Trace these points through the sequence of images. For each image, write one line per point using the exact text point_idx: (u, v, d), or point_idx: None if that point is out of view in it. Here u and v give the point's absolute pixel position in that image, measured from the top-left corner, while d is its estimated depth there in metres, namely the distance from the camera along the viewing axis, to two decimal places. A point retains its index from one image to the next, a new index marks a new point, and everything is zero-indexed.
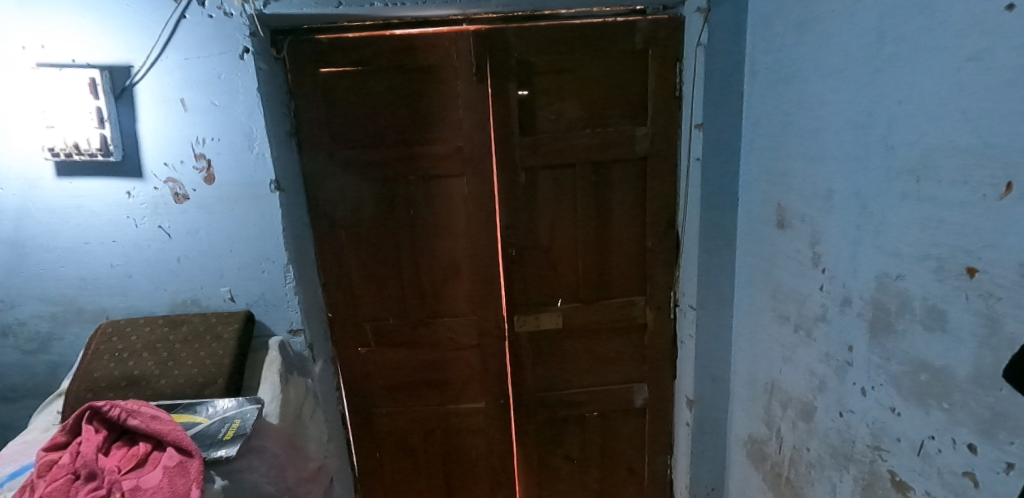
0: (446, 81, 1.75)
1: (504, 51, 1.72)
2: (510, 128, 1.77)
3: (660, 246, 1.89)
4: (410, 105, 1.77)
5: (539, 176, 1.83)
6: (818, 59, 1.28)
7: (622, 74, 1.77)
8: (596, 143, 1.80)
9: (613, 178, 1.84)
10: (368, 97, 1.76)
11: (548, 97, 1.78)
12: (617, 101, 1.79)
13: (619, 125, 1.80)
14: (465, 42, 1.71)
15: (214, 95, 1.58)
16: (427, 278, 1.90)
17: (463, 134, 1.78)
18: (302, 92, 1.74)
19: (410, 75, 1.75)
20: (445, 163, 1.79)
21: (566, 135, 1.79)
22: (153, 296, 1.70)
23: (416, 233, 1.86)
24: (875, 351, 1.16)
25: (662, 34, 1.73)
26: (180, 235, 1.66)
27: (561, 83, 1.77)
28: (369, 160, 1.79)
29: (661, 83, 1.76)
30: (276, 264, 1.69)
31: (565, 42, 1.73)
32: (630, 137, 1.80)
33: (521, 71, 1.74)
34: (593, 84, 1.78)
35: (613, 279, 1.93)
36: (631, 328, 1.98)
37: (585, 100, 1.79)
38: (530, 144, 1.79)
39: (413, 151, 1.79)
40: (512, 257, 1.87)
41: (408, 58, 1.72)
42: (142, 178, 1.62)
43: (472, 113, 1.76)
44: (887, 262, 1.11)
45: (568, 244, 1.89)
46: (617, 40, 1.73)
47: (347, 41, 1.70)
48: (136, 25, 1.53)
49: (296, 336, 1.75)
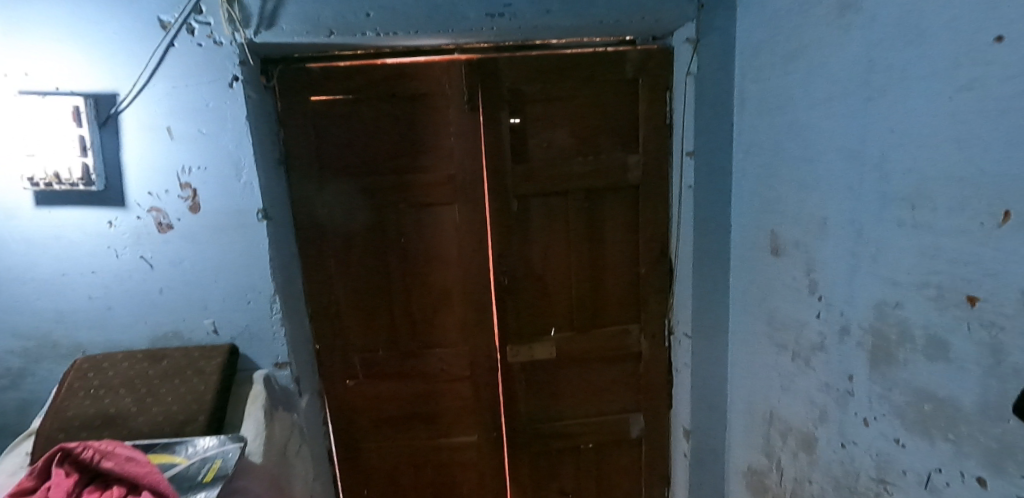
0: (438, 110, 1.75)
1: (495, 80, 1.72)
2: (502, 157, 1.76)
3: (653, 273, 1.87)
4: (401, 134, 1.75)
5: (531, 204, 1.81)
6: (808, 89, 1.29)
7: (612, 103, 1.78)
8: (588, 171, 1.79)
9: (605, 206, 1.83)
10: (358, 126, 1.75)
11: (540, 126, 1.78)
12: (608, 129, 1.80)
13: (610, 153, 1.80)
14: (457, 71, 1.71)
15: (201, 123, 1.56)
16: (417, 308, 1.85)
17: (455, 162, 1.76)
18: (291, 120, 1.72)
19: (401, 103, 1.74)
20: (436, 191, 1.77)
21: (558, 163, 1.78)
22: (133, 330, 1.65)
23: (406, 262, 1.82)
24: (877, 380, 1.14)
25: (652, 63, 1.75)
26: (162, 265, 1.62)
27: (552, 111, 1.77)
28: (358, 188, 1.77)
29: (652, 111, 1.77)
30: (262, 294, 1.65)
31: (556, 72, 1.73)
32: (622, 165, 1.80)
33: (513, 99, 1.74)
34: (585, 112, 1.78)
35: (606, 307, 1.90)
36: (626, 357, 1.94)
37: (576, 129, 1.79)
38: (521, 172, 1.78)
39: (404, 179, 1.77)
40: (505, 286, 1.84)
41: (400, 87, 1.72)
42: (124, 207, 1.58)
43: (464, 141, 1.75)
44: (886, 290, 1.10)
45: (561, 272, 1.87)
46: (608, 69, 1.74)
47: (338, 70, 1.70)
48: (123, 53, 1.51)
49: (282, 369, 1.69)
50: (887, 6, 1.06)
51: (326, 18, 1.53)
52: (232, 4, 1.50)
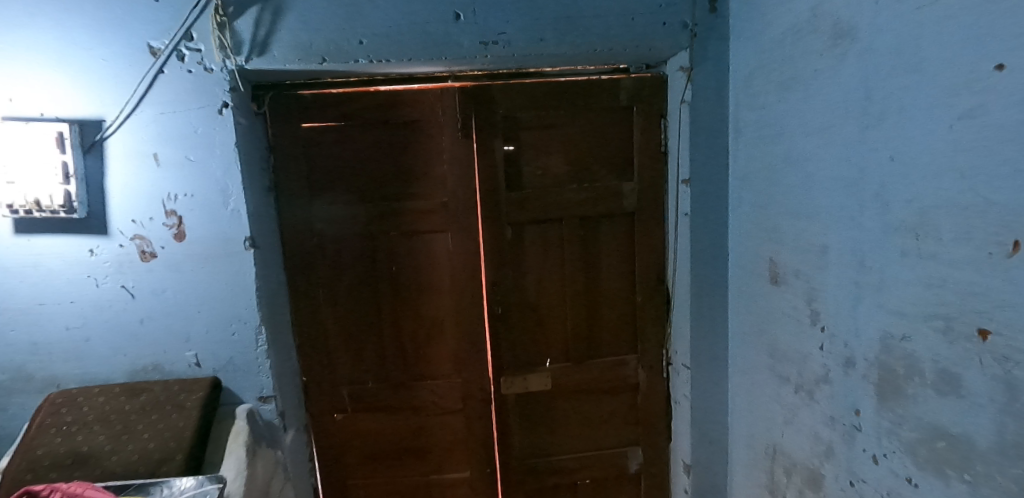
0: (431, 137, 1.73)
1: (489, 107, 1.70)
2: (496, 184, 1.73)
3: (650, 302, 1.84)
4: (393, 161, 1.73)
5: (525, 232, 1.78)
6: (805, 117, 1.28)
7: (607, 130, 1.77)
8: (583, 198, 1.77)
9: (601, 234, 1.81)
10: (349, 153, 1.72)
11: (534, 153, 1.76)
12: (603, 157, 1.78)
13: (605, 181, 1.79)
14: (451, 98, 1.70)
15: (189, 150, 1.52)
16: (408, 339, 1.80)
17: (448, 189, 1.73)
18: (282, 146, 1.69)
19: (394, 130, 1.72)
20: (429, 219, 1.74)
21: (552, 190, 1.76)
22: (112, 362, 1.59)
23: (397, 291, 1.78)
24: (885, 415, 1.10)
25: (646, 91, 1.74)
26: (144, 295, 1.57)
27: (546, 139, 1.76)
28: (349, 216, 1.73)
29: (646, 139, 1.76)
30: (248, 325, 1.59)
31: (550, 99, 1.73)
32: (617, 192, 1.78)
33: (507, 126, 1.73)
34: (579, 140, 1.77)
35: (603, 337, 1.86)
36: (623, 388, 1.89)
37: (571, 156, 1.77)
38: (516, 199, 1.75)
39: (396, 206, 1.73)
40: (499, 315, 1.80)
41: (392, 114, 1.70)
42: (107, 235, 1.53)
43: (457, 168, 1.72)
44: (891, 322, 1.07)
45: (556, 302, 1.83)
46: (602, 97, 1.74)
47: (330, 97, 1.68)
48: (110, 79, 1.48)
49: (266, 403, 1.63)
50: (884, 34, 1.05)
51: (318, 45, 1.52)
52: (223, 31, 1.48)
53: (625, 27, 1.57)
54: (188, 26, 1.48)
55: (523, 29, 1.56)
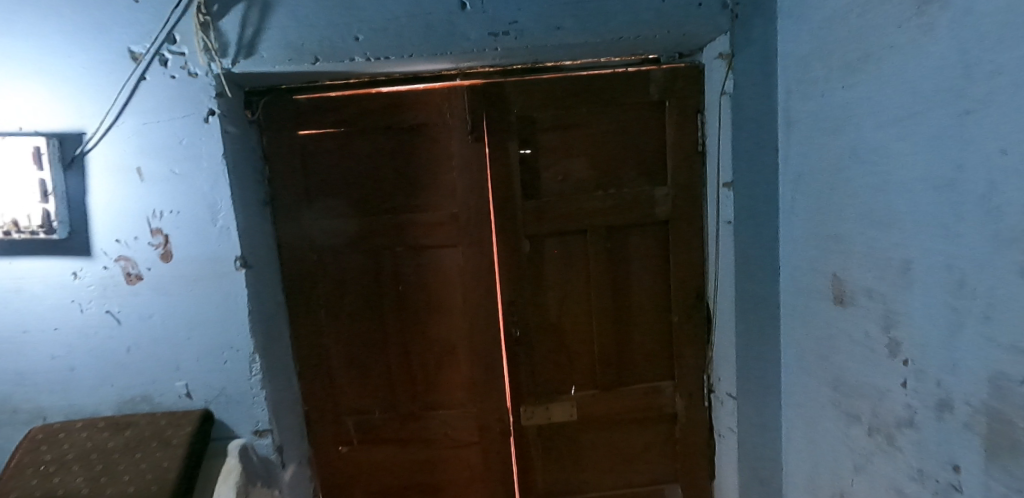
0: (440, 142, 1.56)
1: (502, 107, 1.53)
2: (512, 192, 1.56)
3: (688, 321, 1.63)
4: (399, 170, 1.57)
5: (545, 245, 1.60)
6: (880, 104, 1.05)
7: (635, 129, 1.58)
8: (610, 207, 1.58)
9: (631, 246, 1.61)
10: (351, 162, 1.57)
11: (554, 157, 1.58)
12: (632, 159, 1.59)
13: (634, 186, 1.59)
14: (460, 98, 1.53)
15: (174, 162, 1.40)
16: (419, 364, 1.64)
17: (458, 199, 1.57)
18: (278, 156, 1.56)
19: (399, 135, 1.56)
20: (438, 231, 1.58)
21: (574, 198, 1.57)
22: (99, 393, 1.47)
23: (405, 312, 1.62)
24: (996, 476, 0.88)
25: (679, 84, 1.55)
26: (131, 321, 1.44)
27: (567, 141, 1.57)
28: (352, 230, 1.58)
29: (681, 138, 1.56)
30: (241, 353, 1.46)
31: (571, 96, 1.54)
32: (649, 198, 1.58)
33: (523, 128, 1.55)
34: (605, 141, 1.58)
35: (634, 362, 1.66)
36: (660, 418, 1.68)
37: (595, 159, 1.58)
38: (533, 209, 1.57)
39: (402, 219, 1.57)
40: (517, 339, 1.61)
41: (396, 117, 1.54)
42: (90, 256, 1.42)
43: (468, 176, 1.55)
44: (1005, 359, 0.85)
45: (581, 322, 1.63)
46: (630, 92, 1.55)
47: (330, 101, 1.54)
48: (90, 88, 1.37)
49: (262, 437, 1.49)
50: None
51: (310, 43, 1.37)
52: (207, 31, 1.35)
53: (655, 11, 1.38)
54: (171, 28, 1.35)
55: (538, 16, 1.38)
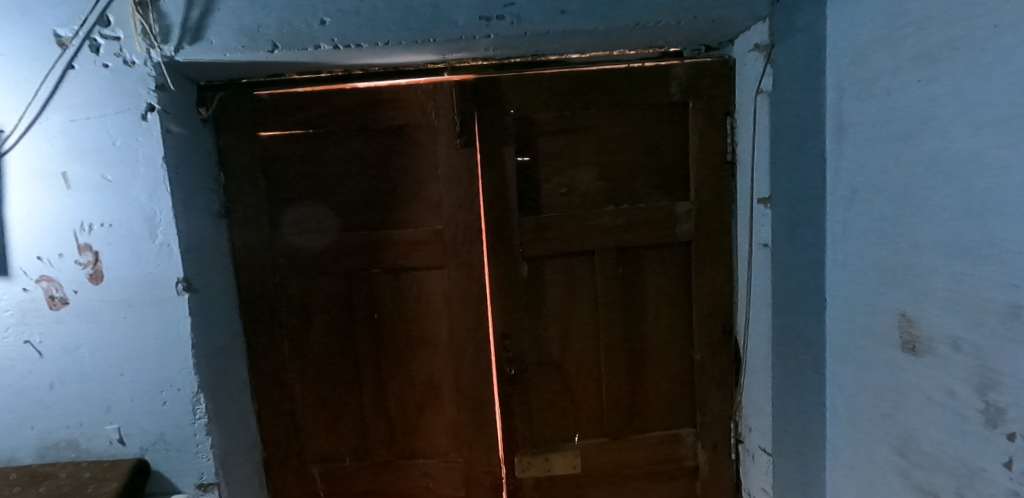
0: (424, 146, 1.34)
1: (496, 106, 1.31)
2: (507, 206, 1.32)
3: (713, 360, 1.39)
4: (375, 179, 1.35)
5: (545, 268, 1.36)
6: (1000, 95, 0.84)
7: (653, 134, 1.34)
8: (622, 225, 1.34)
9: (646, 270, 1.38)
10: (319, 169, 1.35)
11: (556, 166, 1.34)
12: (648, 169, 1.35)
13: (650, 201, 1.36)
14: (448, 96, 1.31)
15: (106, 167, 1.18)
16: (396, 405, 1.40)
17: (443, 213, 1.34)
18: (234, 161, 1.33)
19: (376, 139, 1.34)
20: (420, 251, 1.34)
21: (580, 213, 1.34)
22: (17, 437, 1.24)
23: (381, 344, 1.39)
24: None
25: (705, 81, 1.32)
26: (55, 353, 1.22)
27: (573, 146, 1.34)
28: (319, 249, 1.36)
29: (707, 145, 1.33)
30: (182, 393, 1.23)
31: (578, 95, 1.31)
32: (668, 215, 1.35)
33: (521, 131, 1.33)
34: (617, 147, 1.34)
35: (649, 406, 1.42)
36: (678, 472, 1.44)
37: (604, 168, 1.35)
38: (532, 226, 1.33)
39: (378, 236, 1.34)
40: (511, 378, 1.37)
41: (372, 118, 1.32)
42: (7, 275, 1.20)
43: (455, 187, 1.32)
44: None
45: (586, 360, 1.39)
46: (647, 90, 1.32)
47: (295, 97, 1.32)
48: (9, 79, 1.15)
49: (207, 492, 1.26)
50: None
51: (266, 27, 1.15)
52: (146, 12, 1.13)
53: None
54: (103, 9, 1.14)
55: None
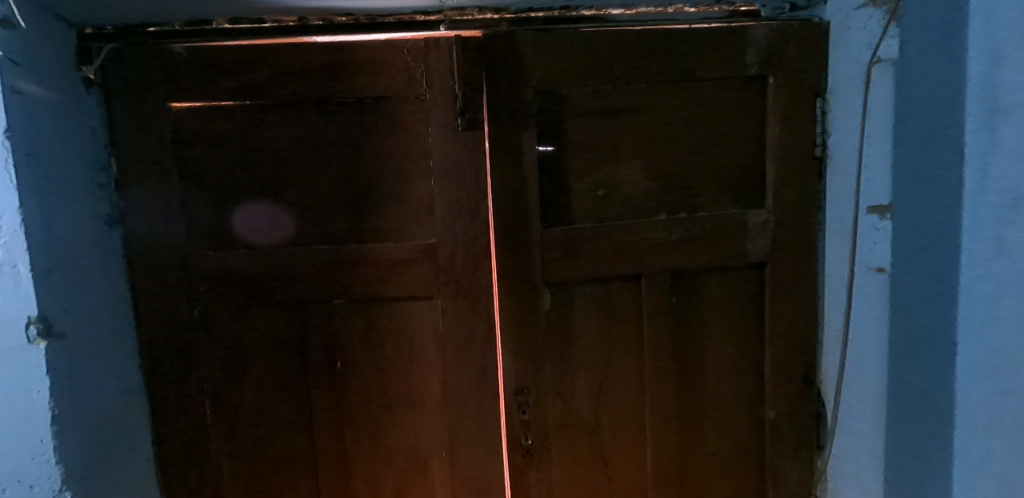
0: (410, 127, 0.95)
1: (512, 75, 0.94)
2: (525, 213, 0.96)
3: (788, 418, 1.07)
4: (338, 172, 0.95)
5: (574, 298, 1.00)
6: None
7: (720, 120, 1.01)
8: (678, 241, 1.00)
9: (708, 301, 1.03)
10: (258, 157, 0.95)
11: (591, 159, 0.99)
12: (712, 167, 1.01)
13: (713, 208, 1.02)
14: (445, 58, 0.93)
15: None
16: (366, 488, 1.01)
17: (437, 221, 0.96)
18: (133, 142, 0.92)
19: (342, 116, 0.95)
20: (402, 275, 0.96)
21: (622, 224, 0.99)
22: None
23: (345, 405, 0.99)
24: None
25: (790, 50, 0.99)
26: None
27: (613, 133, 0.99)
28: (255, 271, 0.95)
29: (790, 134, 1.01)
30: (36, 492, 0.79)
31: (623, 63, 0.96)
32: (739, 229, 1.01)
33: (544, 112, 0.97)
34: (673, 135, 1.00)
35: (707, 480, 1.07)
36: None
37: (654, 164, 1.00)
38: (558, 241, 0.97)
39: (342, 253, 0.95)
40: (528, 449, 1.00)
41: (336, 85, 0.93)
42: None
43: (454, 185, 0.95)
44: None
45: (626, 422, 1.04)
46: (714, 60, 0.98)
47: (224, 53, 0.92)
48: None
49: None
50: None
51: None
52: None
53: None
54: None
55: None
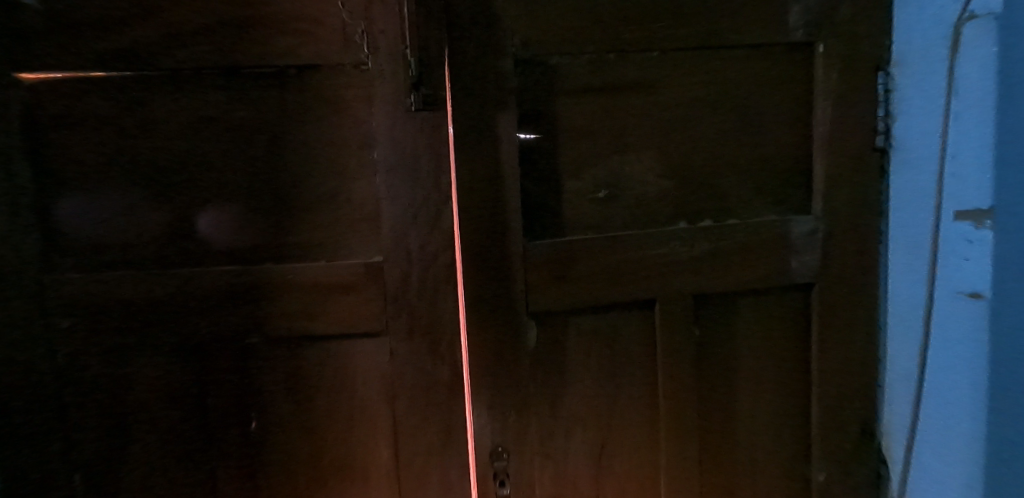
0: (348, 106, 0.71)
1: (484, 39, 0.70)
2: (502, 221, 0.72)
3: (841, 481, 0.84)
4: (250, 167, 0.71)
5: (568, 332, 0.76)
6: None
7: (756, 99, 0.77)
8: (703, 257, 0.77)
9: (740, 335, 0.80)
10: (140, 147, 0.70)
11: (590, 150, 0.75)
12: (747, 161, 0.78)
13: (747, 215, 0.79)
14: (393, 13, 0.69)
15: None
16: None
17: (384, 233, 0.71)
18: None
19: (256, 91, 0.70)
20: (337, 305, 0.71)
21: (631, 235, 0.75)
22: None
23: (265, 477, 0.74)
24: None
25: (846, 9, 0.76)
26: None
27: (619, 116, 0.75)
28: (135, 302, 0.70)
29: (846, 119, 0.78)
30: None
31: (631, 24, 0.73)
32: (781, 241, 0.78)
33: (527, 89, 0.73)
34: (695, 119, 0.76)
35: None
36: None
37: (671, 157, 0.77)
38: (547, 259, 0.74)
39: (258, 276, 0.70)
40: None
41: (246, 49, 0.68)
42: None
43: (408, 185, 0.70)
44: None
45: (636, 491, 0.80)
46: (750, 20, 0.75)
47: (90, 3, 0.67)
48: None
49: None
50: None
51: None
52: None
53: None
54: None
55: None
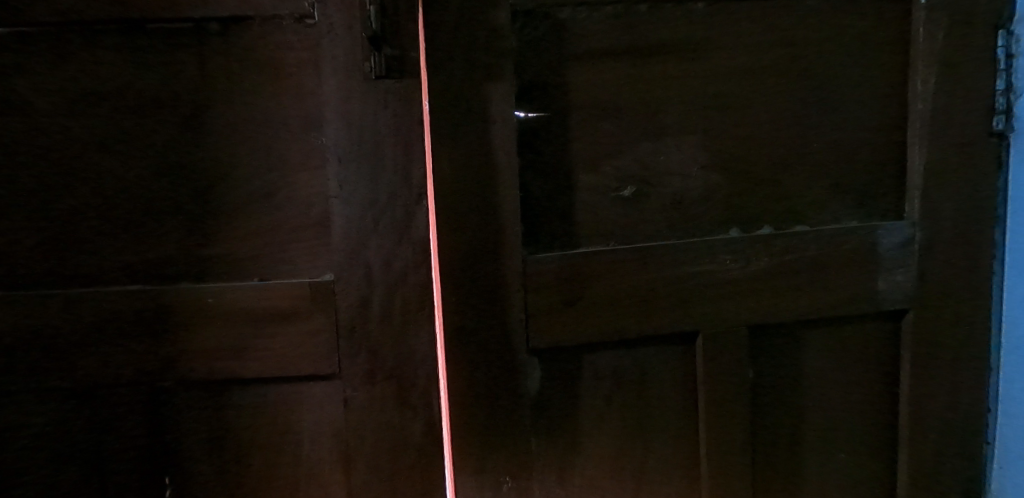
0: (288, 73, 0.53)
1: None
2: (495, 229, 0.54)
3: None
4: (159, 154, 0.53)
5: (582, 374, 0.58)
6: None
7: (836, 67, 0.58)
8: (762, 276, 0.58)
9: (808, 377, 0.61)
10: (11, 129, 0.52)
11: (613, 135, 0.57)
12: (822, 149, 0.59)
13: (820, 220, 0.60)
14: None
15: None
16: None
17: (336, 244, 0.54)
18: None
19: (164, 51, 0.52)
20: (276, 339, 0.54)
21: (667, 247, 0.57)
22: None
23: None
24: None
25: None
26: None
27: (652, 90, 0.57)
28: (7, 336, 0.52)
29: (954, 93, 0.58)
30: None
31: None
32: (863, 256, 0.59)
33: (530, 52, 0.55)
34: (754, 93, 0.58)
35: None
36: None
37: (720, 144, 0.58)
38: (555, 278, 0.56)
39: (171, 298, 0.53)
40: None
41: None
42: None
43: (368, 179, 0.53)
44: None
45: None
46: None
47: None
48: None
49: None
50: None
51: None
52: None
53: None
54: None
55: None
